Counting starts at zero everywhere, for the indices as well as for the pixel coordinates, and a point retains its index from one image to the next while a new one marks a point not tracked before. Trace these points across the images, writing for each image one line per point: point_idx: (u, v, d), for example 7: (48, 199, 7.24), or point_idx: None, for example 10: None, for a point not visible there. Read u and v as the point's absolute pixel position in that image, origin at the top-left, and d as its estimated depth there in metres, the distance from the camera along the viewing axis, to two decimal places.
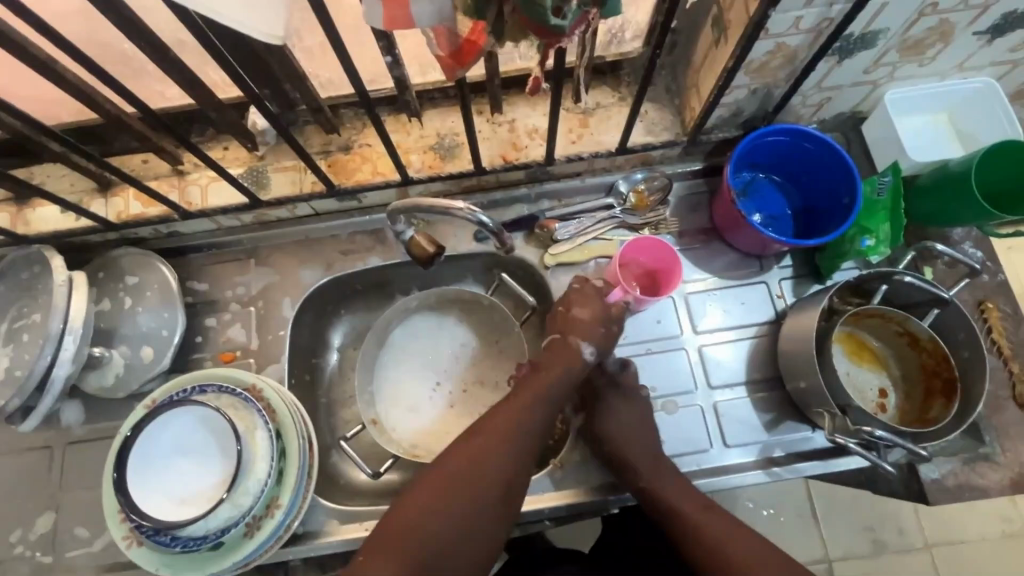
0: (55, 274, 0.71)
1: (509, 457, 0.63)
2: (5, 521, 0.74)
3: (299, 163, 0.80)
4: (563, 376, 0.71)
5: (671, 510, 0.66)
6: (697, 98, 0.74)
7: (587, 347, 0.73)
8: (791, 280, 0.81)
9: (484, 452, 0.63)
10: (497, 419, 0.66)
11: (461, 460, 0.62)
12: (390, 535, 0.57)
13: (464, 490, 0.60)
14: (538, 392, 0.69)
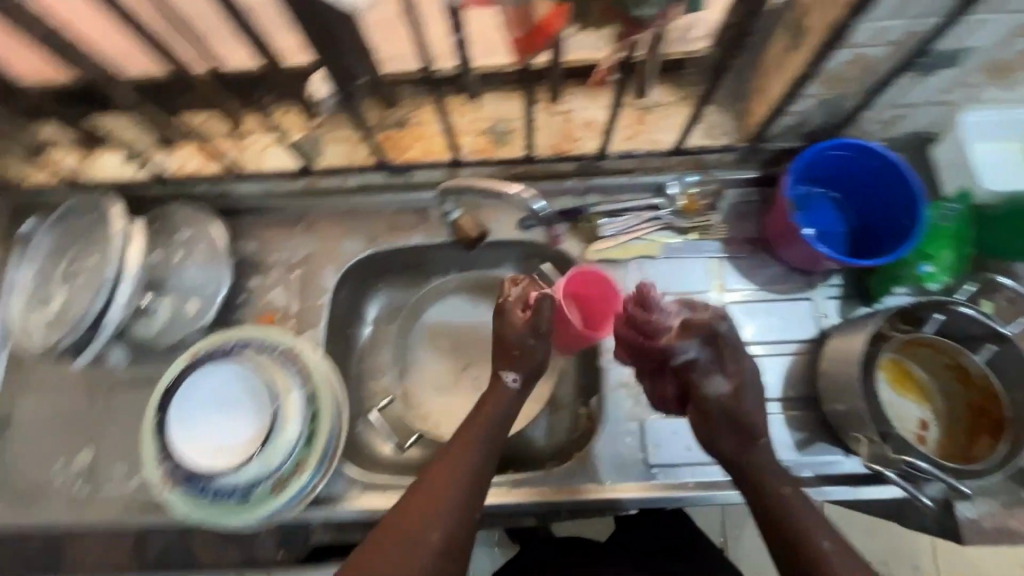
0: (115, 222, 0.74)
1: (459, 501, 0.60)
2: (48, 451, 0.78)
3: (353, 136, 0.82)
4: (503, 411, 0.70)
5: (772, 497, 0.59)
6: (762, 104, 0.72)
7: (513, 374, 0.72)
8: (837, 299, 0.79)
9: (433, 497, 0.59)
10: (445, 462, 0.63)
11: (408, 508, 0.59)
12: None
13: (411, 539, 0.56)
14: (482, 432, 0.67)
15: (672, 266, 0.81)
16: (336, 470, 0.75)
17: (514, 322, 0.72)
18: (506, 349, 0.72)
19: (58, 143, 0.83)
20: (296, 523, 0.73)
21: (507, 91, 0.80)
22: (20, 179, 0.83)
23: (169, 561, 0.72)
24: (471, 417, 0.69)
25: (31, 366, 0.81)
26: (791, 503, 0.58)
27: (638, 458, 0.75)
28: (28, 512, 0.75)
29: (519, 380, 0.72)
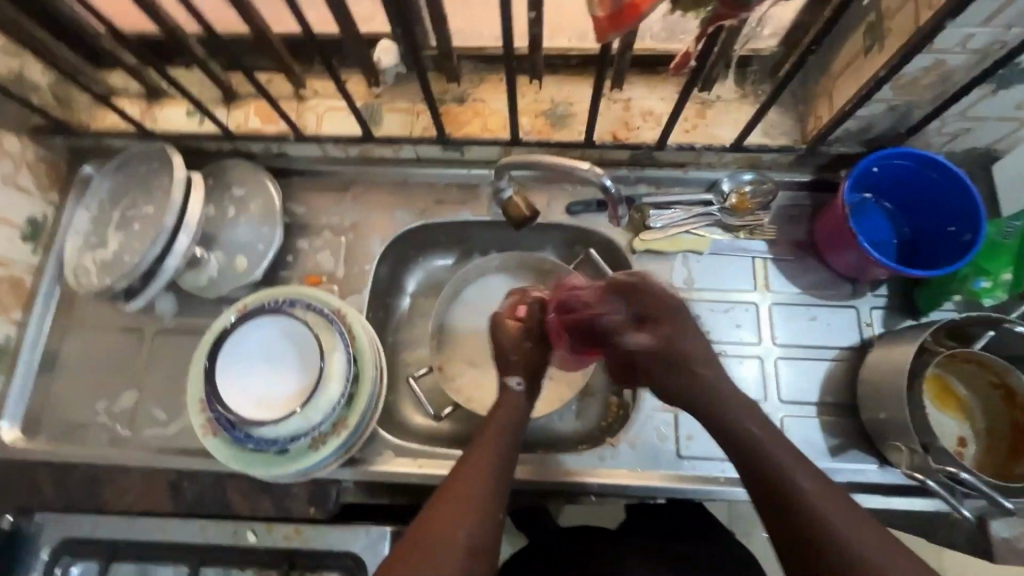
0: (176, 172, 0.75)
1: (481, 507, 0.59)
2: (93, 390, 0.80)
3: (413, 106, 0.82)
4: (513, 416, 0.70)
5: (771, 466, 0.58)
6: (827, 107, 0.72)
7: (516, 377, 0.74)
8: (882, 310, 0.79)
9: (457, 504, 0.58)
10: (465, 470, 0.62)
11: (432, 517, 0.57)
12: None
13: (438, 545, 0.54)
14: (496, 443, 0.66)
15: (718, 263, 0.81)
16: (372, 433, 0.76)
17: (509, 328, 0.78)
18: (506, 353, 0.76)
19: (124, 92, 0.85)
20: (328, 481, 0.74)
21: (569, 74, 0.81)
22: (84, 123, 0.85)
23: (204, 506, 0.74)
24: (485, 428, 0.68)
25: (81, 306, 0.83)
26: (792, 473, 0.56)
27: (670, 448, 0.75)
28: (70, 446, 0.77)
29: (522, 386, 0.73)
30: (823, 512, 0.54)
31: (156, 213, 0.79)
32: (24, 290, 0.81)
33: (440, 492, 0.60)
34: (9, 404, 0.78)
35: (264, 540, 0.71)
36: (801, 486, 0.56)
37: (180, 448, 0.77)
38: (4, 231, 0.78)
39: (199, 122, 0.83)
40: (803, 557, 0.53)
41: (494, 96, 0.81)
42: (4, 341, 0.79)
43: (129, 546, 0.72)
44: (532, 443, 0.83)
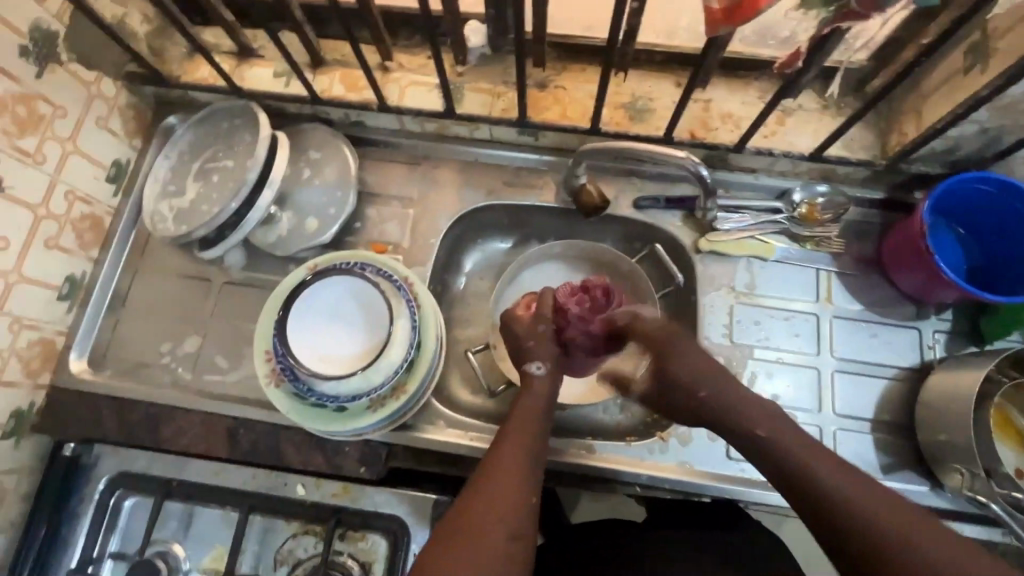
0: (264, 128, 0.77)
1: (521, 499, 0.59)
2: (160, 332, 0.82)
3: (495, 87, 0.83)
4: (539, 400, 0.70)
5: (803, 472, 0.57)
6: (916, 125, 0.72)
7: (534, 363, 0.73)
8: (946, 334, 0.78)
9: (493, 499, 0.58)
10: (498, 462, 0.61)
11: (468, 511, 0.57)
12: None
13: (481, 538, 0.55)
14: (527, 432, 0.66)
15: (782, 270, 0.81)
16: (426, 402, 0.77)
17: (520, 318, 0.78)
18: (520, 343, 0.76)
19: (215, 48, 0.86)
20: (380, 443, 0.75)
21: (651, 72, 0.81)
22: (176, 73, 0.85)
23: (259, 454, 0.75)
24: (512, 419, 0.67)
25: (155, 251, 0.86)
26: (844, 490, 0.54)
27: (719, 447, 0.75)
28: (133, 383, 0.80)
29: (545, 369, 0.73)
30: (876, 514, 0.52)
31: (236, 166, 0.80)
32: (102, 230, 0.83)
33: (473, 487, 0.60)
34: (78, 337, 0.80)
35: (311, 494, 0.75)
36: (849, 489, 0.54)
37: (239, 395, 0.79)
38: (92, 169, 0.80)
39: (285, 83, 0.85)
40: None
41: (575, 85, 0.82)
42: (79, 276, 0.80)
43: (184, 484, 0.76)
44: (577, 431, 0.84)
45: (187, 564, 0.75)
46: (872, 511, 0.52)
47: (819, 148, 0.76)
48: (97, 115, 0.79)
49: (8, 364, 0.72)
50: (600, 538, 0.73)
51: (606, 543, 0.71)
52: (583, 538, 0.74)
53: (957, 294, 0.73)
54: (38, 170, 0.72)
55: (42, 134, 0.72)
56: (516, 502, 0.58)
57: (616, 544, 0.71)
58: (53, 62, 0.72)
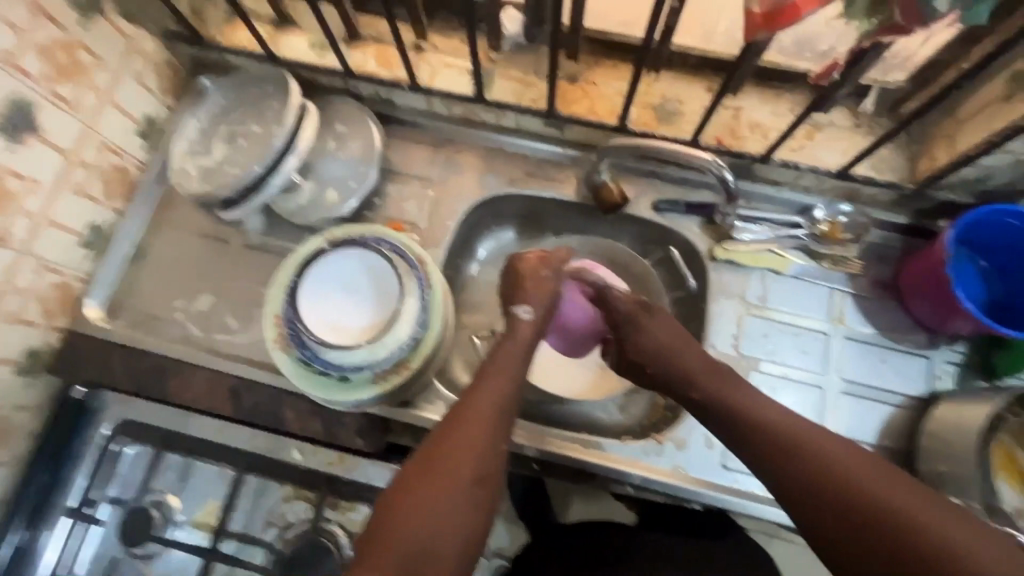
0: (295, 97, 0.78)
1: (486, 447, 0.59)
2: (175, 288, 0.84)
3: (525, 77, 0.83)
4: (519, 343, 0.69)
5: (784, 445, 0.58)
6: (948, 151, 0.71)
7: (524, 307, 0.72)
8: (957, 366, 0.77)
9: (458, 445, 0.58)
10: (465, 409, 0.61)
11: (431, 455, 0.58)
12: (376, 543, 0.53)
13: (445, 481, 0.56)
14: (499, 380, 0.65)
15: (796, 286, 0.80)
16: (427, 382, 0.78)
17: (529, 261, 0.75)
18: (520, 284, 0.74)
19: (254, 14, 0.87)
20: (379, 417, 0.76)
21: (684, 75, 0.81)
22: (213, 35, 0.86)
23: (260, 416, 0.76)
24: (490, 363, 0.67)
25: (178, 208, 0.87)
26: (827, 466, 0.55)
27: (716, 456, 0.75)
28: (145, 335, 0.81)
29: (533, 315, 0.71)
30: (856, 481, 0.54)
31: (264, 132, 0.81)
32: (129, 184, 0.85)
33: (439, 433, 0.60)
34: (96, 284, 0.82)
35: (308, 460, 0.78)
36: (831, 459, 0.56)
37: (246, 357, 0.80)
38: (124, 122, 0.81)
39: (318, 55, 0.86)
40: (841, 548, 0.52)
41: (605, 81, 0.82)
42: (103, 226, 0.82)
43: (185, 438, 0.79)
44: (573, 428, 0.84)
45: (182, 515, 0.78)
46: (850, 476, 0.54)
47: (846, 165, 0.75)
48: (133, 69, 0.80)
49: (27, 304, 0.73)
50: (591, 538, 0.75)
51: (597, 550, 0.73)
52: (577, 540, 0.75)
53: (971, 325, 0.72)
54: (74, 117, 0.73)
55: (81, 82, 0.73)
56: (480, 449, 0.59)
57: (607, 553, 0.72)
58: (97, 13, 0.73)
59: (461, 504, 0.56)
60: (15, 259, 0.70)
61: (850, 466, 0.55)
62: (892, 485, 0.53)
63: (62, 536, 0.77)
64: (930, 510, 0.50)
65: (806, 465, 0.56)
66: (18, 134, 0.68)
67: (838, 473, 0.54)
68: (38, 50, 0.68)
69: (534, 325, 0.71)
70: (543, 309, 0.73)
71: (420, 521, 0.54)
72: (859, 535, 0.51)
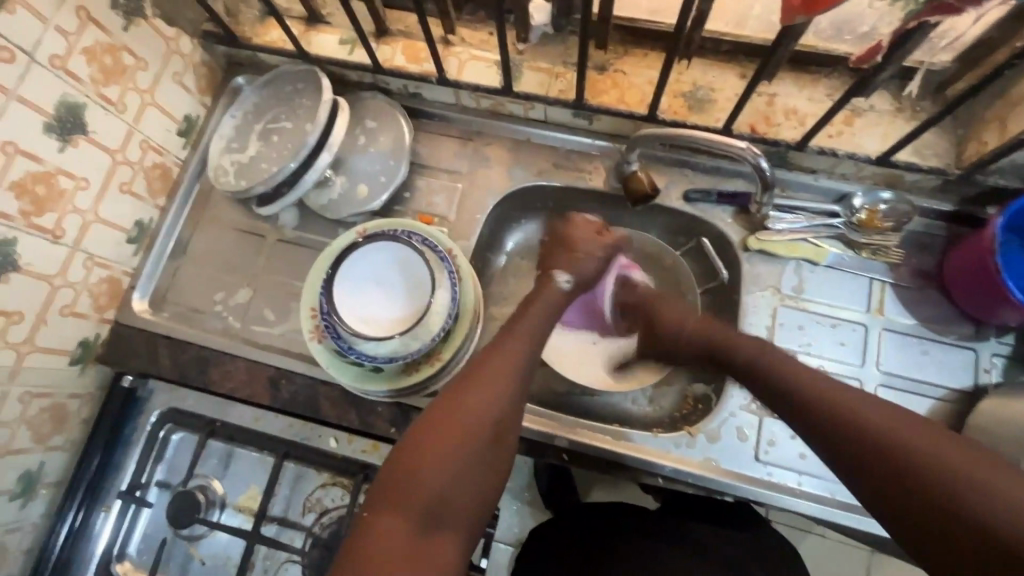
0: (326, 93, 0.80)
1: (504, 406, 0.60)
2: (214, 282, 0.87)
3: (554, 68, 0.83)
4: (550, 304, 0.72)
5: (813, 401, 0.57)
6: (998, 135, 0.68)
7: (564, 275, 0.75)
8: (1005, 359, 0.74)
9: (477, 403, 0.59)
10: (486, 368, 0.61)
11: (450, 408, 0.58)
12: (391, 488, 0.53)
13: (464, 435, 0.56)
14: (519, 341, 0.66)
15: (833, 277, 0.78)
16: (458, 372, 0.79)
17: (585, 231, 0.78)
18: (570, 250, 0.77)
19: (286, 13, 0.89)
20: (410, 408, 0.77)
21: (717, 61, 0.79)
22: (247, 35, 0.88)
23: (297, 405, 0.78)
24: (517, 325, 0.68)
25: (215, 204, 0.90)
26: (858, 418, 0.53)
27: (749, 448, 0.74)
28: (187, 326, 0.84)
29: (572, 283, 0.76)
30: (891, 437, 0.51)
31: (296, 129, 0.83)
32: (170, 181, 0.88)
33: (461, 388, 0.60)
34: (141, 278, 0.85)
35: (343, 448, 0.81)
36: (874, 417, 0.53)
37: (283, 349, 0.83)
38: (165, 122, 0.84)
39: (348, 51, 0.87)
40: (883, 495, 0.50)
41: (635, 70, 0.81)
42: (147, 222, 0.85)
43: (227, 425, 0.82)
44: (603, 419, 0.84)
45: (224, 499, 0.81)
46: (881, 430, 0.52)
47: (887, 151, 0.73)
48: (173, 70, 0.83)
49: (80, 297, 0.77)
50: (605, 521, 0.75)
51: (621, 535, 0.72)
52: (604, 527, 0.74)
53: (1022, 316, 0.69)
54: (119, 118, 0.76)
55: (125, 84, 0.76)
56: (499, 408, 0.59)
57: (632, 540, 0.71)
58: (139, 17, 0.76)
59: (476, 461, 0.56)
60: (68, 254, 0.74)
61: (898, 428, 0.51)
62: (943, 444, 0.49)
63: (116, 517, 0.81)
64: (981, 469, 0.46)
65: (840, 424, 0.54)
66: (68, 135, 0.71)
67: (869, 427, 0.52)
68: (85, 54, 0.71)
69: (565, 294, 0.75)
70: (582, 277, 0.77)
71: (434, 471, 0.54)
72: (886, 491, 0.49)
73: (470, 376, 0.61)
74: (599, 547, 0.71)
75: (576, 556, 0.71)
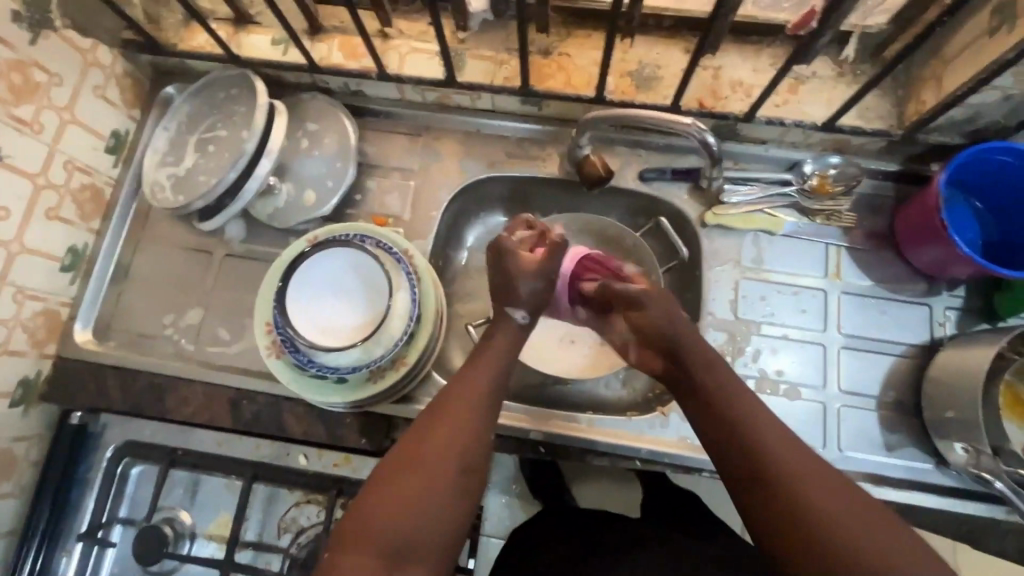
0: (262, 96, 0.76)
1: (469, 439, 0.58)
2: (162, 304, 0.83)
3: (497, 55, 0.80)
4: (511, 347, 0.68)
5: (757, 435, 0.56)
6: (935, 92, 0.70)
7: (519, 311, 0.70)
8: (958, 311, 0.77)
9: (446, 440, 0.57)
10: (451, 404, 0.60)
11: (425, 443, 0.57)
12: (351, 537, 0.51)
13: (426, 476, 0.54)
14: (480, 371, 0.64)
15: (790, 245, 0.79)
16: (425, 374, 0.77)
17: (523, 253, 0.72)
18: (513, 282, 0.70)
19: (212, 15, 0.84)
20: (381, 416, 0.75)
21: (660, 38, 0.79)
22: (172, 42, 0.83)
23: (261, 425, 0.76)
24: (486, 356, 0.66)
25: (156, 221, 0.85)
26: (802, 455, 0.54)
27: None
28: (136, 353, 0.80)
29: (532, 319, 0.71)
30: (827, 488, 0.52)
31: (232, 137, 0.78)
32: (103, 202, 0.83)
33: (436, 423, 0.58)
34: (82, 307, 0.81)
35: (315, 464, 0.79)
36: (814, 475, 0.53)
37: (241, 367, 0.79)
38: (90, 140, 0.79)
39: (283, 51, 0.83)
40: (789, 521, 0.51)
41: (579, 52, 0.80)
42: (82, 248, 0.80)
43: (190, 453, 0.79)
44: (577, 408, 0.83)
45: (194, 529, 0.78)
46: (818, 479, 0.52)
47: (832, 116, 0.73)
48: (94, 84, 0.78)
49: (13, 334, 0.72)
50: (594, 519, 0.79)
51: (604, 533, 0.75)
52: (586, 528, 0.78)
53: (971, 270, 0.71)
54: (36, 139, 0.71)
55: (39, 102, 0.71)
56: (464, 443, 0.57)
57: (612, 541, 0.74)
58: (47, 29, 0.70)
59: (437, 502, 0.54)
60: None
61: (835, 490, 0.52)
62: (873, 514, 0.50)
63: (79, 560, 0.77)
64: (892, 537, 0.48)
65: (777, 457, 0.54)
66: None
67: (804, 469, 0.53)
68: None
69: (523, 328, 0.70)
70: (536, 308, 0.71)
71: (401, 510, 0.52)
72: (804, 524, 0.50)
73: (435, 416, 0.59)
74: (583, 549, 0.73)
75: (564, 556, 0.73)
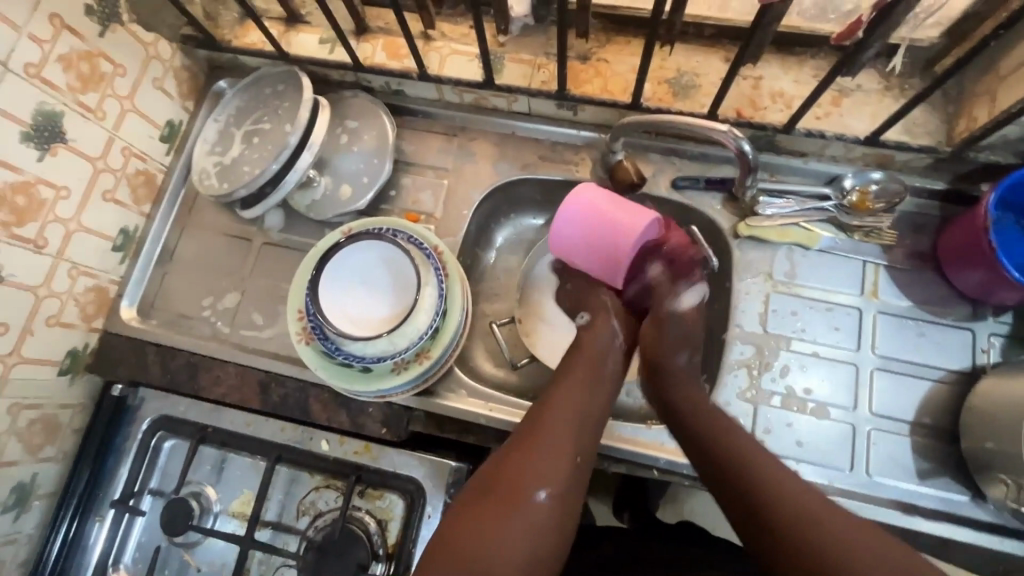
0: (307, 92, 0.79)
1: (569, 442, 0.65)
2: (202, 287, 0.86)
3: (536, 59, 0.81)
4: (602, 342, 0.75)
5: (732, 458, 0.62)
6: (987, 110, 0.67)
7: (581, 314, 0.79)
8: (1003, 338, 0.73)
9: (546, 441, 0.64)
10: (546, 418, 0.66)
11: (522, 451, 0.63)
12: (459, 536, 0.57)
13: (524, 479, 0.61)
14: (576, 379, 0.70)
15: (825, 260, 0.77)
16: (447, 369, 0.78)
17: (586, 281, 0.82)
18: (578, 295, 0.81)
19: (264, 14, 0.88)
20: (403, 406, 0.77)
21: (701, 48, 0.79)
22: (227, 38, 0.87)
23: (288, 408, 0.79)
24: (578, 357, 0.73)
25: (201, 208, 0.89)
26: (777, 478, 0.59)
27: None
28: (176, 332, 0.84)
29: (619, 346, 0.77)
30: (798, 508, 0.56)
31: (277, 130, 0.82)
32: (155, 187, 0.87)
33: (529, 431, 0.65)
34: (129, 286, 0.85)
35: (335, 451, 0.79)
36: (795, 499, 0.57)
37: (272, 352, 0.82)
38: (148, 128, 0.83)
39: (329, 50, 0.86)
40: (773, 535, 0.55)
41: (618, 58, 0.80)
42: (132, 230, 0.85)
43: (218, 431, 0.81)
44: None
45: (218, 506, 0.80)
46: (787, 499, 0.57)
47: (875, 131, 0.71)
48: (153, 76, 0.82)
49: (66, 307, 0.77)
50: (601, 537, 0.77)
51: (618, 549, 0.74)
52: (599, 548, 0.76)
53: (1018, 295, 0.68)
54: (99, 126, 0.76)
55: (103, 91, 0.75)
56: (563, 446, 0.64)
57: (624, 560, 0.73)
58: (115, 22, 0.75)
59: (546, 508, 0.60)
60: (52, 264, 0.73)
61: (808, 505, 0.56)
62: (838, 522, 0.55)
63: (109, 527, 0.79)
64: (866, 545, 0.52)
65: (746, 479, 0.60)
66: (48, 144, 0.70)
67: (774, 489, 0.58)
68: (62, 62, 0.70)
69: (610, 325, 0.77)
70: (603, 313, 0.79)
71: (501, 516, 0.58)
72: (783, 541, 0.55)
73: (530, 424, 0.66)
74: (597, 563, 0.73)
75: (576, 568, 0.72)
